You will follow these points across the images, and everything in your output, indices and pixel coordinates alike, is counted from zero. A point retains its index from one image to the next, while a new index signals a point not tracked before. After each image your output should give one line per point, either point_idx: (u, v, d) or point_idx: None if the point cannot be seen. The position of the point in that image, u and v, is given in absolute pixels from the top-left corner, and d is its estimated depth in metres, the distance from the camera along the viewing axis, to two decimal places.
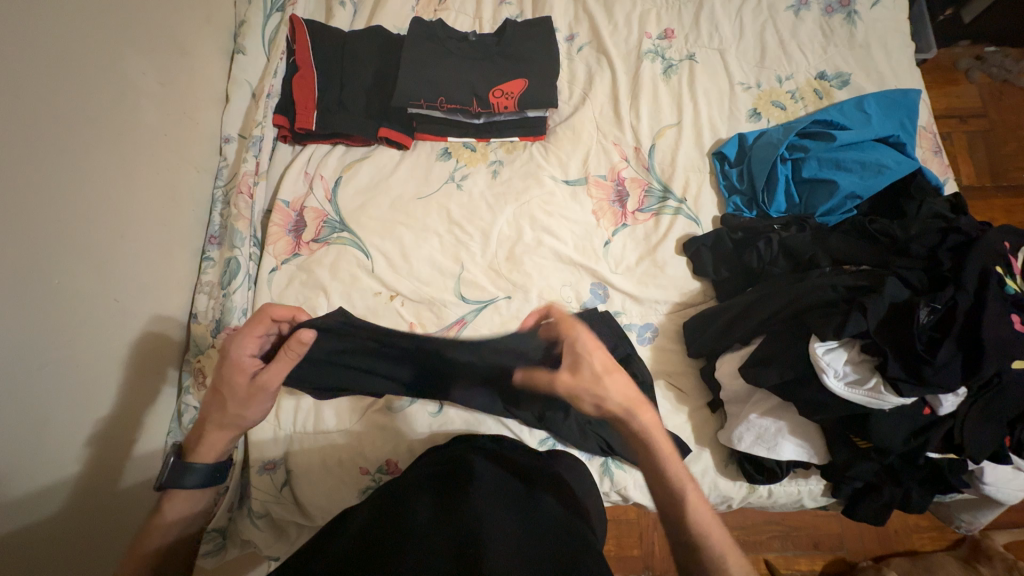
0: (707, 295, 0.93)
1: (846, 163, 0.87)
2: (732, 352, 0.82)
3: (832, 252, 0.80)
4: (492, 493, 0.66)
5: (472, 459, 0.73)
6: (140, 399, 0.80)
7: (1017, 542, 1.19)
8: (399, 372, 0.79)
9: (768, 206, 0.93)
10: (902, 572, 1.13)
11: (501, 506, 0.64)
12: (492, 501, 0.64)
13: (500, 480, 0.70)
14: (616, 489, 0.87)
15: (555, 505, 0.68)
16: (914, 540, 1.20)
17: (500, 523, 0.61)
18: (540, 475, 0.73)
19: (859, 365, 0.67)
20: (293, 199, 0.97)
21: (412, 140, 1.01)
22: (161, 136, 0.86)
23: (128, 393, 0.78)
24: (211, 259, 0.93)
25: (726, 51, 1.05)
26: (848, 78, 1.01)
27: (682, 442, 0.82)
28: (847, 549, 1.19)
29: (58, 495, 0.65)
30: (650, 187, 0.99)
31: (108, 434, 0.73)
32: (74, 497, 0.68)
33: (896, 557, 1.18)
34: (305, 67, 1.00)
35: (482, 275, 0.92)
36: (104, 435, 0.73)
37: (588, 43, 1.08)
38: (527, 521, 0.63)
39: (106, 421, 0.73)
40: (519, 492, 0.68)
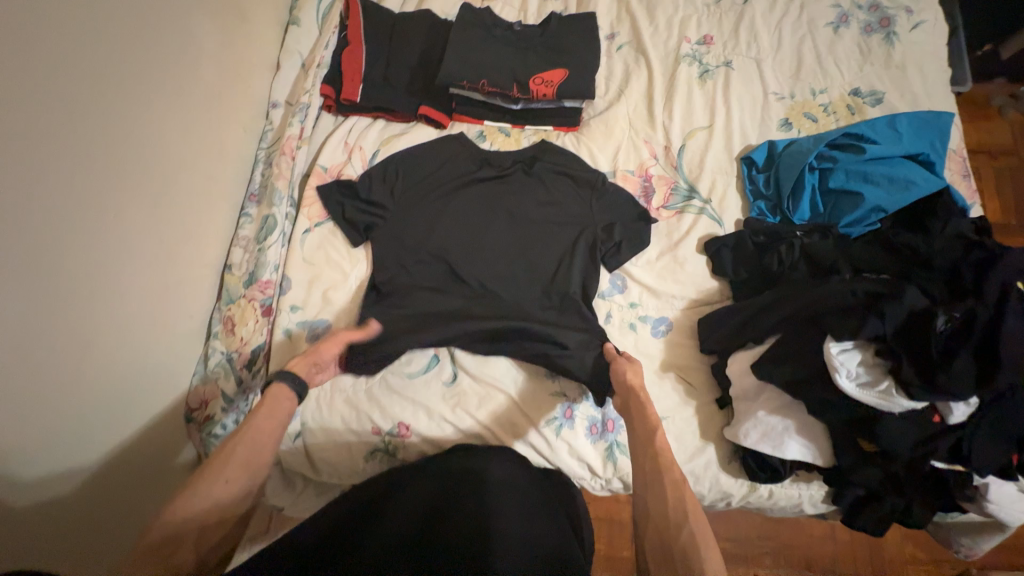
0: (724, 294, 0.95)
1: (874, 176, 0.88)
2: (746, 350, 0.85)
3: (855, 261, 0.81)
4: (501, 496, 0.71)
5: (485, 467, 0.76)
6: (173, 318, 0.82)
7: None
8: (457, 289, 0.95)
9: (792, 213, 0.94)
10: None
11: (517, 515, 0.68)
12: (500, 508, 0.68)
13: (511, 487, 0.74)
14: (605, 487, 0.91)
15: (557, 534, 0.69)
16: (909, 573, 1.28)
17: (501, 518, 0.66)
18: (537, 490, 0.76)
19: (872, 368, 0.68)
20: (331, 166, 1.01)
21: (449, 120, 1.05)
22: (215, 92, 0.91)
23: (160, 304, 0.78)
24: (249, 215, 0.97)
25: (763, 61, 1.07)
26: (882, 97, 1.02)
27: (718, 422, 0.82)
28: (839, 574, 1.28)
29: (132, 331, 0.73)
30: (676, 186, 1.02)
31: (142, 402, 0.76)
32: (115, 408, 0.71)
33: None
34: (356, 41, 1.04)
35: (508, 256, 0.98)
36: (153, 316, 0.77)
37: (627, 43, 1.11)
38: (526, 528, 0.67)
39: (148, 318, 0.76)
40: (540, 499, 0.74)
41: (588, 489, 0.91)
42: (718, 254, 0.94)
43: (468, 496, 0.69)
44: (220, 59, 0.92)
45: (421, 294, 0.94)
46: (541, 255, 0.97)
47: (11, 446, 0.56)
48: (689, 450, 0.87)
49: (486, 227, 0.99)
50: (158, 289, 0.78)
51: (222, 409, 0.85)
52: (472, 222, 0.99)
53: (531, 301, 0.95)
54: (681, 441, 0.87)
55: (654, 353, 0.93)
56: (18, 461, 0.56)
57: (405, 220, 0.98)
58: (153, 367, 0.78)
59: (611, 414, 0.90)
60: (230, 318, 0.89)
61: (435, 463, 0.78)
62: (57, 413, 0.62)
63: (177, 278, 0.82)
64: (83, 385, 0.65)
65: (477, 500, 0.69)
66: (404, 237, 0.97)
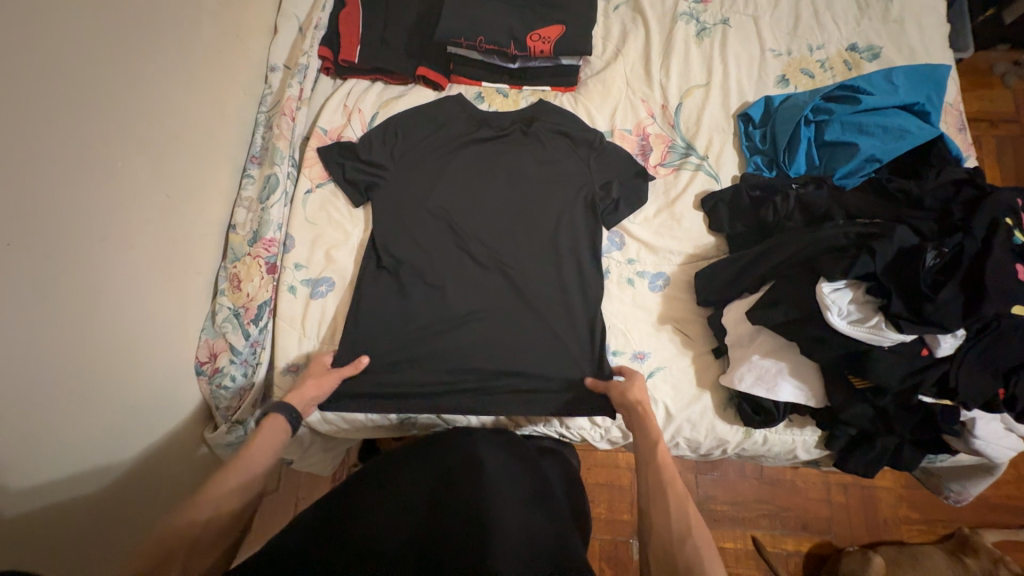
0: (721, 250, 0.97)
1: (869, 127, 0.89)
2: (741, 299, 0.87)
3: (848, 208, 0.83)
4: (503, 489, 0.71)
5: (478, 450, 0.77)
6: (179, 273, 0.84)
7: (1003, 541, 1.28)
8: (456, 250, 0.96)
9: (788, 166, 0.95)
10: (888, 558, 1.23)
11: (516, 504, 0.70)
12: (499, 497, 0.69)
13: (506, 474, 0.75)
14: (605, 437, 0.95)
15: (543, 520, 0.69)
16: (903, 532, 1.31)
17: (499, 505, 0.67)
18: (530, 478, 0.77)
19: (863, 305, 0.70)
20: (331, 129, 1.02)
21: (447, 82, 1.05)
22: (213, 52, 0.91)
23: (166, 258, 0.80)
24: (251, 176, 0.98)
25: (760, 18, 1.07)
26: (879, 51, 1.02)
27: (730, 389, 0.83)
28: (834, 535, 1.31)
29: (141, 281, 0.75)
30: (674, 143, 1.03)
31: (143, 372, 0.77)
32: (126, 356, 0.73)
33: (883, 545, 1.29)
34: (352, 3, 1.04)
35: (507, 216, 0.99)
36: (160, 269, 0.79)
37: (625, 3, 1.11)
38: (525, 523, 0.67)
39: (154, 271, 0.78)
40: (533, 490, 0.74)
41: (589, 439, 0.95)
42: (716, 209, 0.96)
43: (466, 486, 0.70)
44: (218, 18, 0.92)
45: (424, 252, 0.96)
46: (538, 216, 0.98)
47: (22, 383, 0.57)
48: (686, 398, 0.89)
49: (487, 188, 1.00)
50: (164, 243, 0.80)
51: (231, 361, 0.87)
52: (472, 183, 1.00)
53: (529, 262, 0.96)
54: (678, 390, 0.90)
55: (652, 307, 0.95)
56: (35, 391, 0.59)
57: (408, 181, 0.99)
58: (163, 317, 0.81)
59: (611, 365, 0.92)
60: (236, 274, 0.90)
61: (440, 447, 0.78)
62: (73, 349, 0.64)
63: (181, 234, 0.84)
64: (93, 330, 0.67)
65: (475, 487, 0.69)
66: (404, 197, 0.98)
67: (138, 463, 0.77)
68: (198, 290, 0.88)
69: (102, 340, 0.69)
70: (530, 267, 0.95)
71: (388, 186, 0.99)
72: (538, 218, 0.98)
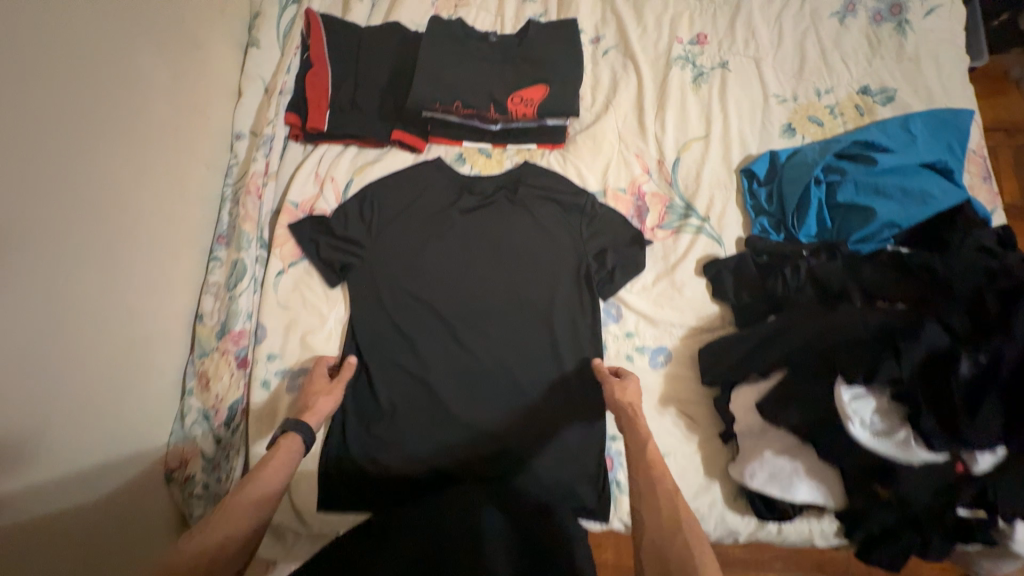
0: (725, 321, 0.90)
1: (887, 189, 0.81)
2: (749, 384, 0.79)
3: (865, 285, 0.74)
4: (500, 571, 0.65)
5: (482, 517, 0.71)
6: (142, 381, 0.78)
7: None
8: (439, 334, 0.91)
9: (797, 230, 0.87)
10: None
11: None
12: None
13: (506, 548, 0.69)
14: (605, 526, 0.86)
15: None
16: None
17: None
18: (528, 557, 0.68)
19: (887, 414, 0.63)
20: (302, 201, 0.96)
21: (425, 144, 0.98)
22: (169, 131, 0.84)
23: (122, 370, 0.74)
24: (218, 259, 0.92)
25: (762, 60, 0.98)
26: (893, 94, 0.94)
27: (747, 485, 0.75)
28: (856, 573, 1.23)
29: (97, 403, 0.69)
30: (672, 203, 0.95)
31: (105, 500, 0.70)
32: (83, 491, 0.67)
33: None
34: (320, 64, 0.97)
35: (493, 290, 0.93)
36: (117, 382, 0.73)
37: (614, 47, 1.03)
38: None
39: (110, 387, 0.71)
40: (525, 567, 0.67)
41: (588, 530, 0.87)
42: (719, 277, 0.88)
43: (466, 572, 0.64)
44: (171, 93, 0.85)
45: (410, 334, 0.90)
46: (525, 290, 0.92)
47: None
48: (693, 488, 0.83)
49: (471, 260, 0.94)
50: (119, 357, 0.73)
51: (202, 468, 0.81)
52: (458, 256, 0.94)
53: (518, 340, 0.90)
54: (684, 480, 0.83)
55: (652, 387, 0.88)
56: None
57: (391, 257, 0.93)
58: (124, 430, 0.74)
59: (610, 451, 0.87)
60: (204, 373, 0.84)
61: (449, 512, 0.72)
62: (24, 496, 0.58)
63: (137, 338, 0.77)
64: (42, 476, 0.61)
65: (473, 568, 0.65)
66: (385, 275, 0.92)
67: (99, 516, 0.69)
68: (164, 390, 0.82)
69: (54, 481, 0.63)
70: (520, 348, 0.90)
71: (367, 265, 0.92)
72: (527, 290, 0.92)
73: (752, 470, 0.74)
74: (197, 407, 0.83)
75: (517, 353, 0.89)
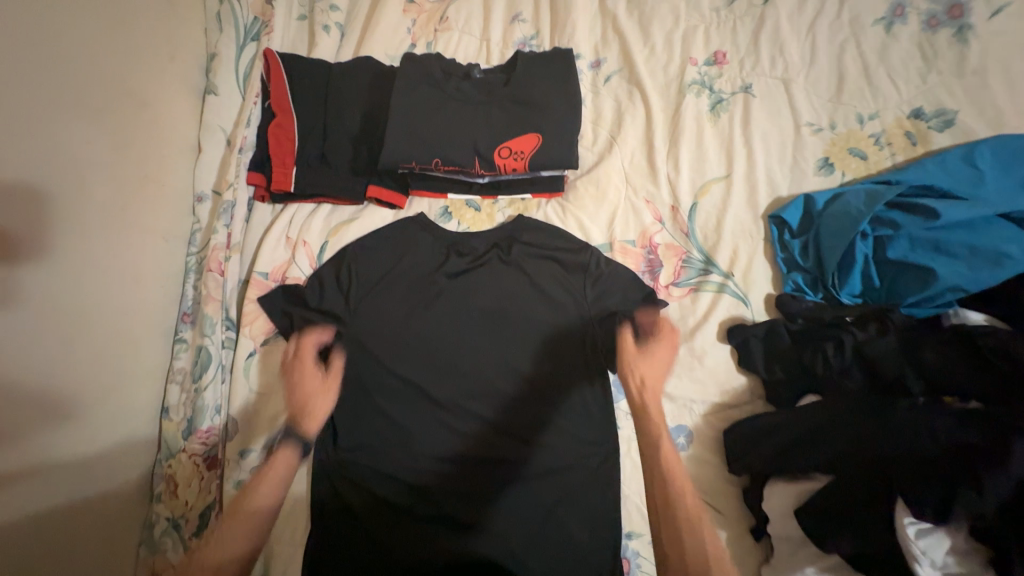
0: (755, 395, 0.78)
1: (949, 246, 0.68)
2: (785, 481, 0.68)
3: (925, 373, 0.63)
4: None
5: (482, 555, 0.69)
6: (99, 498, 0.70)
7: None
8: (429, 419, 0.79)
9: (839, 289, 0.75)
10: None
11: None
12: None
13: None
14: None
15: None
16: None
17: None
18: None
19: (964, 555, 0.52)
20: (273, 270, 0.85)
21: (406, 198, 0.88)
22: (116, 210, 0.74)
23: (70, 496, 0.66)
24: (184, 341, 0.82)
25: (792, 81, 0.84)
26: (952, 117, 0.79)
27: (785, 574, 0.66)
28: None
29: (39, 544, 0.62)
30: (689, 256, 0.83)
31: None
32: None
33: None
34: (283, 113, 0.86)
35: (489, 364, 0.81)
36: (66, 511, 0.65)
37: (617, 71, 0.89)
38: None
39: (56, 520, 0.64)
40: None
41: None
42: (750, 346, 0.76)
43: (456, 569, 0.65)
44: (118, 165, 0.75)
45: (393, 421, 0.79)
46: (524, 365, 0.81)
47: None
48: None
49: (461, 331, 0.83)
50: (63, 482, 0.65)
51: None
52: (447, 326, 0.83)
53: (519, 426, 0.79)
54: None
55: None
56: None
57: (371, 332, 0.82)
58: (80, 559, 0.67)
59: (626, 551, 0.76)
60: (171, 477, 0.77)
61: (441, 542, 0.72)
62: None
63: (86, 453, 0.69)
64: None
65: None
66: (364, 353, 0.81)
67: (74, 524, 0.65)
68: (130, 498, 0.76)
69: None
70: (522, 434, 0.78)
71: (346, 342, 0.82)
72: (526, 363, 0.81)
73: None
74: (165, 517, 0.76)
75: (521, 437, 0.78)
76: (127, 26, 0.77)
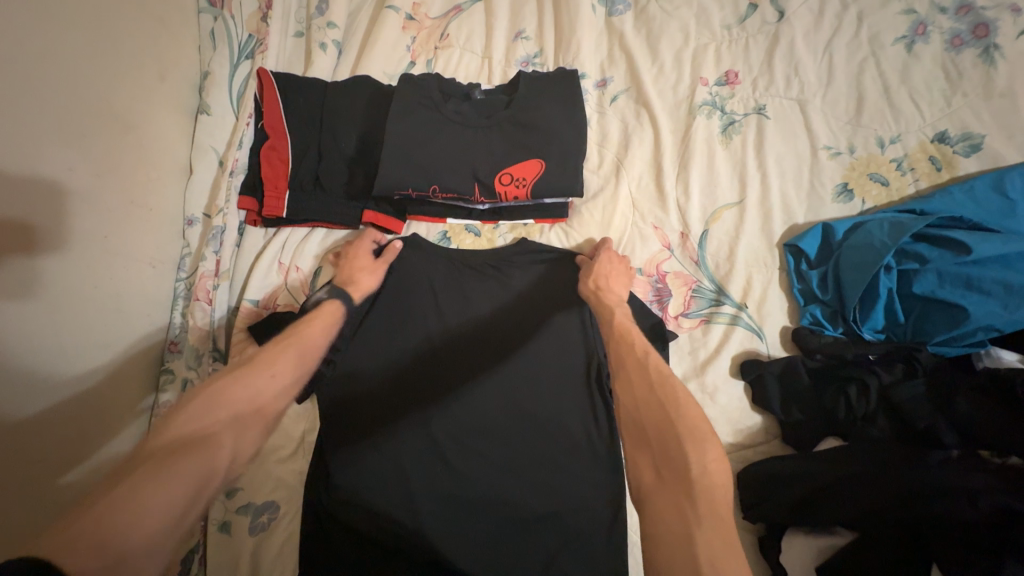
0: (770, 434, 0.73)
1: (982, 283, 0.63)
2: (808, 535, 0.63)
3: (957, 422, 0.59)
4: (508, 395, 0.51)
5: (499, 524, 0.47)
6: None
7: None
8: (423, 457, 0.75)
9: (861, 324, 0.70)
10: None
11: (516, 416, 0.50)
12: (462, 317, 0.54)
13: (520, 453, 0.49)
14: None
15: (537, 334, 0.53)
16: None
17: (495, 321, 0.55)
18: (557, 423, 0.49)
19: None
20: (264, 297, 0.81)
21: (403, 223, 0.84)
22: (98, 239, 0.70)
23: None
24: (170, 372, 0.79)
25: (808, 102, 0.80)
26: (979, 142, 0.74)
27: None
28: None
29: None
30: (700, 286, 0.78)
31: None
32: None
33: None
34: (276, 135, 0.82)
35: (491, 397, 0.77)
36: None
37: (624, 91, 0.85)
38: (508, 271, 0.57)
39: None
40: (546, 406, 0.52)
41: None
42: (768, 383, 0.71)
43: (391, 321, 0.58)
44: (101, 190, 0.71)
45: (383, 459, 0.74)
46: (525, 399, 0.77)
47: None
48: None
49: (461, 361, 0.79)
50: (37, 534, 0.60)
51: None
52: (446, 357, 0.79)
53: (520, 465, 0.74)
54: None
55: None
56: None
57: (364, 363, 0.78)
58: None
59: None
60: None
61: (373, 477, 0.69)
62: None
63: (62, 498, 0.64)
64: None
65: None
66: (357, 385, 0.78)
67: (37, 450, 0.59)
68: None
69: None
70: (523, 475, 0.73)
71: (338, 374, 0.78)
72: (528, 398, 0.77)
73: None
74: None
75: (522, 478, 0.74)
76: (113, 47, 0.74)
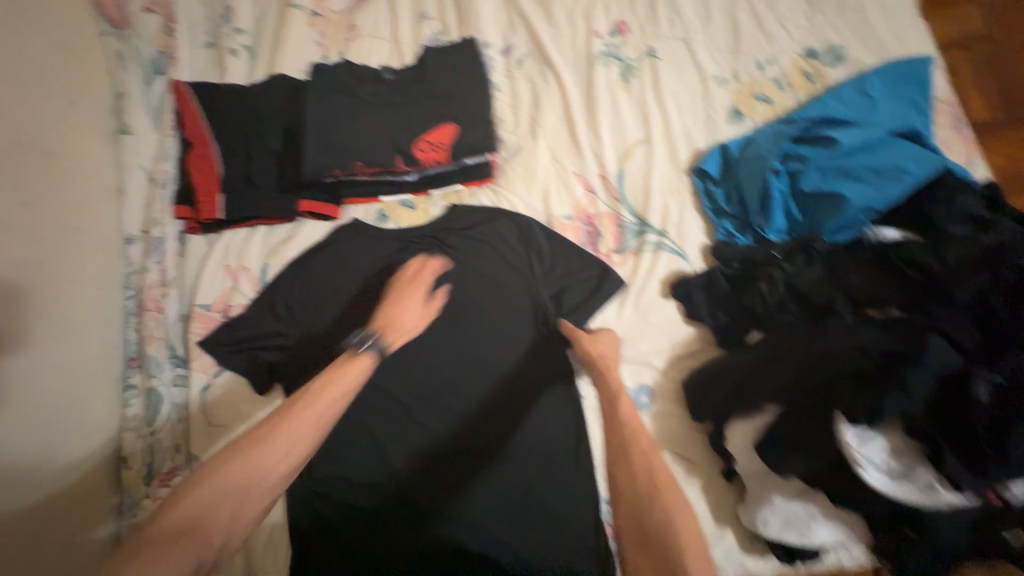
0: (706, 341, 0.80)
1: (854, 170, 0.72)
2: (745, 419, 0.68)
3: (852, 292, 0.65)
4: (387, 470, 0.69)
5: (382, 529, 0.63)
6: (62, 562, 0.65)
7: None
8: (393, 420, 0.79)
9: (765, 228, 0.77)
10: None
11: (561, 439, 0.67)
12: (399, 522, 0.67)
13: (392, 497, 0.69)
14: None
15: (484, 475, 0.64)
16: None
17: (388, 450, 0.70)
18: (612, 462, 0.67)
19: (904, 455, 0.55)
20: (215, 301, 0.84)
21: (339, 208, 0.87)
22: (35, 264, 0.72)
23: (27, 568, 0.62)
24: (132, 387, 0.79)
25: (693, 40, 0.88)
26: (842, 53, 0.84)
27: (768, 501, 0.65)
28: None
29: None
30: (623, 221, 0.85)
31: None
32: None
33: None
34: (200, 142, 0.85)
35: (448, 355, 0.82)
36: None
37: (528, 54, 0.91)
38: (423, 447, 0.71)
39: None
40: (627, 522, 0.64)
41: None
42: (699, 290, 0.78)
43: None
44: (29, 218, 0.72)
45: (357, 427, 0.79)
46: (482, 351, 0.81)
47: None
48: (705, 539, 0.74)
49: None
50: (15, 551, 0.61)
51: None
52: None
53: (485, 411, 0.79)
54: None
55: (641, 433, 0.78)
56: None
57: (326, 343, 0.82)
58: None
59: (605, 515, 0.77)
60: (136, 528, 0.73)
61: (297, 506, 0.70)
62: None
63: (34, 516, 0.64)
64: None
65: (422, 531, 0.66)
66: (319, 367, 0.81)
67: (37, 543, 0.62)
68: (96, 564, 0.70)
69: None
70: (490, 418, 0.79)
71: (299, 359, 0.81)
72: (484, 349, 0.81)
73: (772, 519, 0.65)
74: None
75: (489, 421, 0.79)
76: (19, 78, 0.75)
